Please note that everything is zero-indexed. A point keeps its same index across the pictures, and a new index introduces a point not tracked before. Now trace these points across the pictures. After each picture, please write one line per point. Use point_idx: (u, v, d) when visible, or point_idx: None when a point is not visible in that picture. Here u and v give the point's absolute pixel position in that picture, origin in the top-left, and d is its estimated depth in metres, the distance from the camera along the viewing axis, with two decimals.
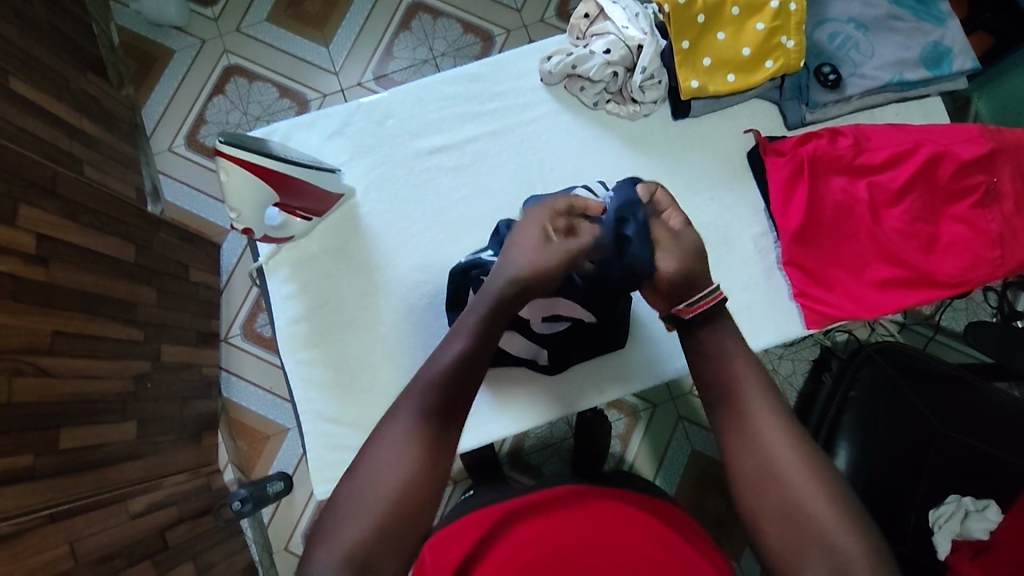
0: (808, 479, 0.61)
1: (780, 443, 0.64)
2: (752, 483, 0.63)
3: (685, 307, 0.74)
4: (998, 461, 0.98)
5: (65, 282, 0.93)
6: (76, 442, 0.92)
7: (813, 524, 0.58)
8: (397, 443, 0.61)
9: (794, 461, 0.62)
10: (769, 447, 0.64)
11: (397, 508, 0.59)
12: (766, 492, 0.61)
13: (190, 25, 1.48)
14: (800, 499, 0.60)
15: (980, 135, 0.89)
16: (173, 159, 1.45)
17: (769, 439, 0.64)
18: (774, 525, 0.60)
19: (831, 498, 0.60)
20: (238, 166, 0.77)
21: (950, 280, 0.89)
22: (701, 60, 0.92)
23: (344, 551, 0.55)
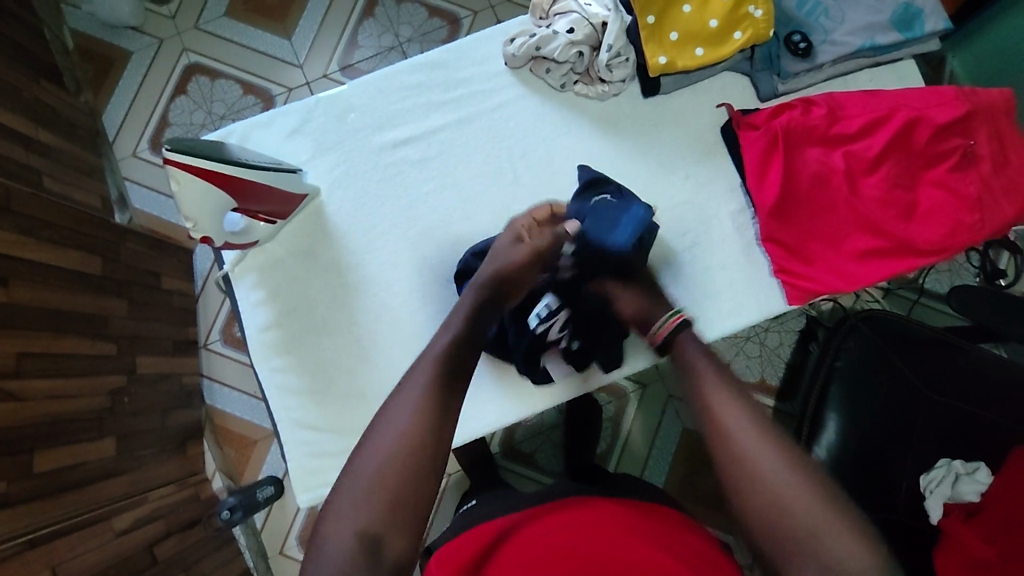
0: (766, 447, 0.62)
1: (734, 413, 0.65)
2: (759, 492, 0.60)
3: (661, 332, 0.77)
4: (982, 421, 0.98)
5: (28, 301, 0.90)
6: (51, 464, 0.90)
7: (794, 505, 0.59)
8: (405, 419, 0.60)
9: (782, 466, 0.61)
10: (731, 432, 0.64)
11: (403, 486, 0.57)
12: (726, 454, 0.63)
13: (146, 24, 1.43)
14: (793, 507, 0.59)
15: (956, 98, 0.87)
16: (138, 164, 1.41)
17: (717, 397, 0.66)
18: (776, 534, 0.59)
19: (787, 461, 0.61)
20: (188, 175, 0.74)
21: (930, 247, 0.87)
22: (668, 35, 0.89)
23: (358, 530, 0.55)
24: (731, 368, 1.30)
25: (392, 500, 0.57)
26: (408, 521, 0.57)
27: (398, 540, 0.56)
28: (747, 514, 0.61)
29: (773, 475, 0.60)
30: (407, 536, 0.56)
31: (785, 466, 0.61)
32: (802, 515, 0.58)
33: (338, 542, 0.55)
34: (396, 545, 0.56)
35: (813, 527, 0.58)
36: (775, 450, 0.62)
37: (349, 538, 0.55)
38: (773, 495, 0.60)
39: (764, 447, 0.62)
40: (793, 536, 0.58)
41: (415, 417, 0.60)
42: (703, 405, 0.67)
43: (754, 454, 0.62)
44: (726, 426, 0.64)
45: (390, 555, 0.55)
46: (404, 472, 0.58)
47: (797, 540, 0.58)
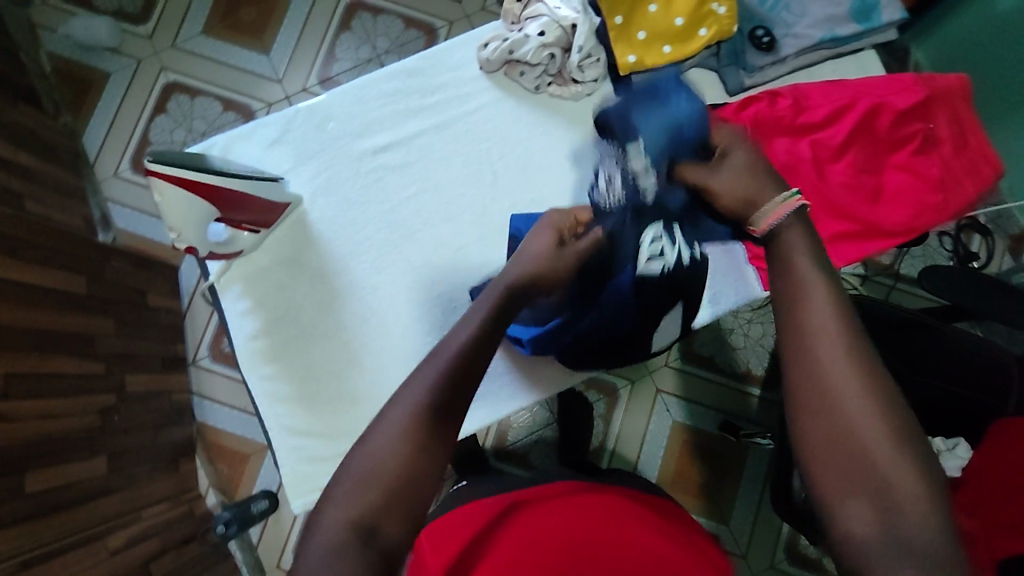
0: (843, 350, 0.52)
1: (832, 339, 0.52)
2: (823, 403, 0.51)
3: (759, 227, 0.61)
4: (957, 398, 1.01)
5: (15, 322, 0.89)
6: (42, 484, 0.89)
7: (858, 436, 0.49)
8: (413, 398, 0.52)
9: (865, 399, 0.50)
10: (815, 344, 0.53)
11: (405, 471, 0.50)
12: (800, 371, 0.53)
13: (123, 45, 1.44)
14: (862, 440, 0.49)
15: (913, 84, 0.91)
16: (120, 185, 1.42)
17: (822, 317, 0.54)
18: (816, 446, 0.51)
19: (877, 401, 0.50)
20: (172, 186, 0.75)
21: (899, 229, 0.90)
22: (636, 34, 0.92)
23: (350, 519, 0.48)
24: (715, 360, 1.34)
25: (389, 486, 0.50)
26: (404, 506, 0.50)
27: (393, 526, 0.49)
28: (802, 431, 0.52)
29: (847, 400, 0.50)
30: (403, 522, 0.49)
31: (866, 398, 0.50)
32: (871, 455, 0.48)
33: (326, 527, 0.48)
34: (393, 531, 0.49)
35: (890, 479, 0.47)
36: (865, 382, 0.51)
37: (340, 526, 0.48)
38: (844, 425, 0.50)
39: (848, 373, 0.51)
40: (855, 473, 0.48)
41: (429, 398, 0.53)
42: (800, 325, 0.54)
43: (839, 376, 0.51)
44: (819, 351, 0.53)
45: (386, 540, 0.48)
46: (406, 455, 0.51)
47: (853, 465, 0.49)
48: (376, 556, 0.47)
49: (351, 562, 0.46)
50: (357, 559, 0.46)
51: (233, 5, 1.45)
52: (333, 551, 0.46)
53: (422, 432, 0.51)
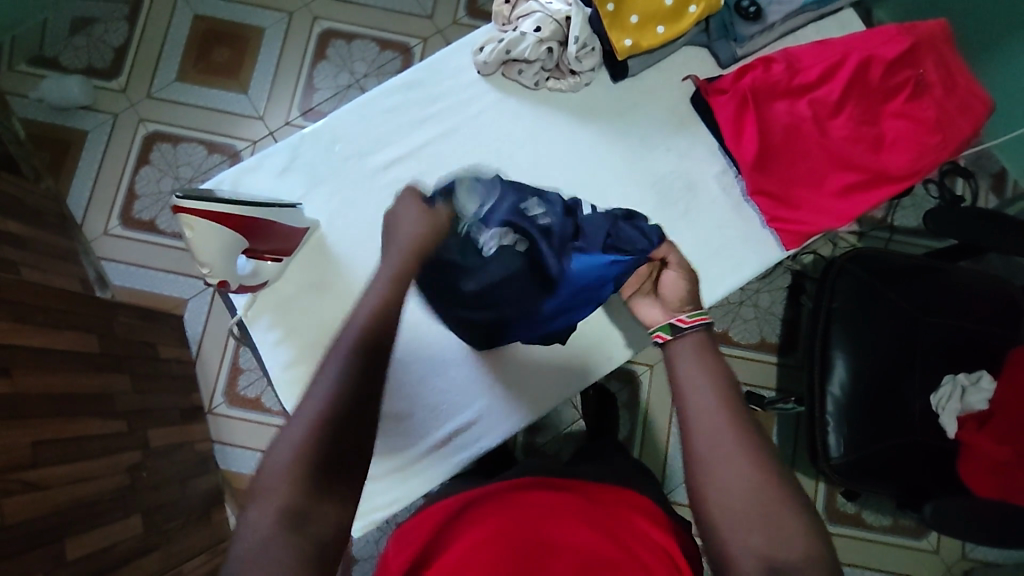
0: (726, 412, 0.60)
1: (715, 413, 0.60)
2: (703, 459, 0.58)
3: (685, 317, 0.69)
4: (973, 333, 1.04)
5: (34, 386, 0.87)
6: (83, 550, 0.87)
7: (737, 483, 0.56)
8: (335, 369, 0.55)
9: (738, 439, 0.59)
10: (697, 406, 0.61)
11: (329, 452, 0.52)
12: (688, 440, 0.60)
13: (97, 102, 1.42)
14: (739, 487, 0.56)
15: (899, 34, 0.94)
16: (113, 242, 1.40)
17: (703, 392, 0.62)
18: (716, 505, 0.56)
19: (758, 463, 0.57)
20: (204, 220, 0.74)
21: (903, 173, 0.94)
22: (629, 18, 0.93)
23: (277, 512, 0.50)
24: (730, 334, 1.34)
25: (313, 474, 0.51)
26: (331, 497, 0.52)
27: (322, 518, 0.51)
28: (700, 485, 0.58)
29: (728, 472, 0.57)
30: (336, 512, 0.52)
31: (748, 460, 0.57)
32: (757, 511, 0.55)
33: (258, 522, 0.49)
34: (322, 523, 0.51)
35: (777, 533, 0.54)
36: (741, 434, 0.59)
37: (269, 522, 0.49)
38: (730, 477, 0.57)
39: (726, 425, 0.59)
40: (750, 531, 0.54)
41: (336, 403, 0.53)
42: (685, 399, 0.62)
43: (717, 430, 0.59)
44: (703, 424, 0.60)
45: (317, 531, 0.50)
46: (316, 462, 0.52)
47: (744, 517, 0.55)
48: (308, 546, 0.49)
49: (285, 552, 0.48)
50: (288, 551, 0.48)
51: (205, 49, 1.45)
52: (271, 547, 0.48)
53: (339, 433, 0.53)
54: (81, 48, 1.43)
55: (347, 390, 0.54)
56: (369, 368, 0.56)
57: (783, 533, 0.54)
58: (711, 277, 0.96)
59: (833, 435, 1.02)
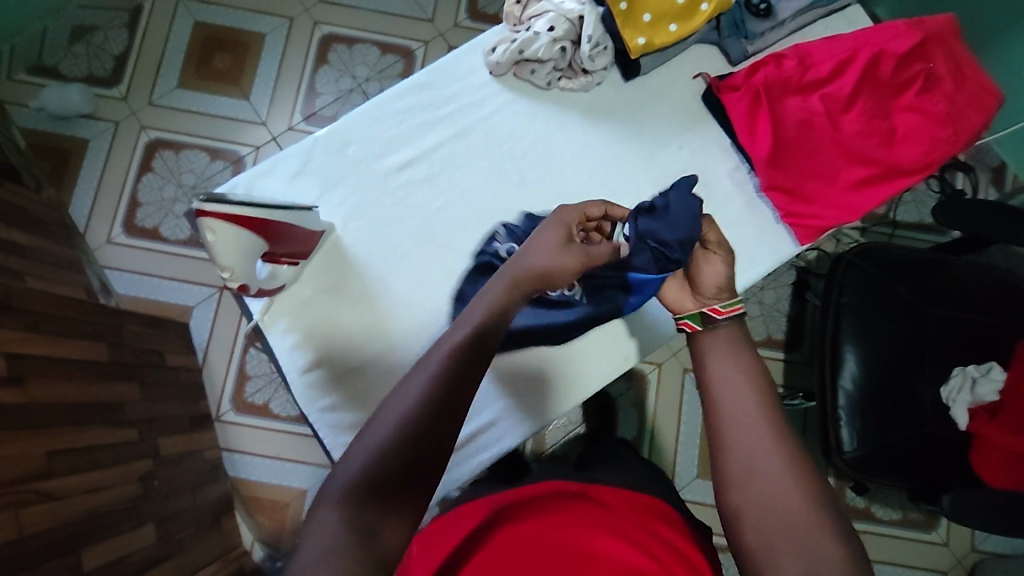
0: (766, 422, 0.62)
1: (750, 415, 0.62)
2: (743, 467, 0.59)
3: (719, 308, 0.71)
4: (982, 324, 1.05)
5: (46, 396, 0.86)
6: (99, 560, 0.86)
7: (774, 493, 0.57)
8: (419, 388, 0.56)
9: (776, 448, 0.60)
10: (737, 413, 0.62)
11: (407, 467, 0.53)
12: (718, 440, 0.62)
13: (98, 109, 1.42)
14: (778, 497, 0.57)
15: (908, 28, 0.94)
16: (116, 250, 1.39)
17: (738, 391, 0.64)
18: (751, 513, 0.57)
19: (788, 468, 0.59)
20: (226, 225, 0.73)
21: (915, 166, 0.95)
22: (641, 16, 0.93)
23: (346, 516, 0.50)
24: None
25: (384, 485, 0.52)
26: (395, 508, 0.52)
27: (391, 530, 0.51)
28: (735, 492, 0.59)
29: (768, 480, 0.58)
30: (399, 525, 0.52)
31: (780, 464, 0.59)
32: (789, 514, 0.56)
33: (326, 521, 0.50)
34: (390, 534, 0.51)
35: (808, 541, 0.54)
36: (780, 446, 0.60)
37: (338, 524, 0.49)
38: (770, 487, 0.58)
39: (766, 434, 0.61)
40: (780, 538, 0.55)
41: (418, 419, 0.54)
42: (718, 399, 0.64)
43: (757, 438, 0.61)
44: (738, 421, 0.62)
45: (385, 541, 0.50)
46: (388, 475, 0.52)
47: (779, 525, 0.56)
48: (375, 552, 0.49)
49: (347, 552, 0.48)
50: (354, 551, 0.48)
51: (206, 55, 1.45)
52: (335, 545, 0.48)
53: (416, 450, 0.53)
54: (81, 57, 1.43)
55: (424, 416, 0.54)
56: (452, 388, 0.57)
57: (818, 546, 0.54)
58: None
59: (847, 430, 1.02)
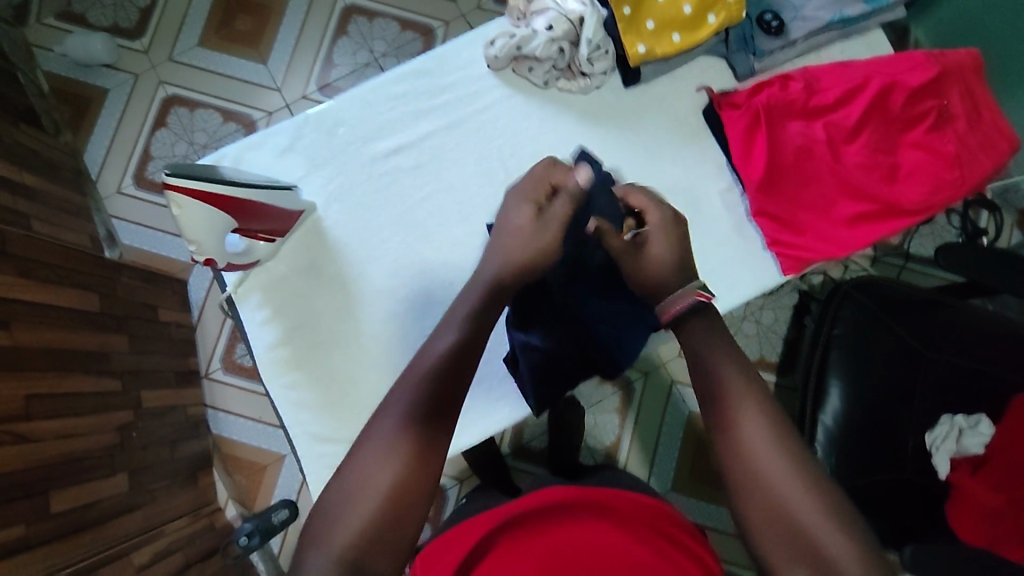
0: (768, 429, 0.60)
1: (751, 414, 0.61)
2: (750, 478, 0.58)
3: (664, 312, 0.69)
4: (976, 373, 1.01)
5: (30, 341, 0.88)
6: (67, 504, 0.89)
7: (786, 501, 0.56)
8: (392, 428, 0.59)
9: (779, 452, 0.59)
10: (740, 422, 0.61)
11: (392, 512, 0.55)
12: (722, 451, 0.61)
13: (120, 60, 1.43)
14: (790, 504, 0.56)
15: (925, 60, 0.90)
16: (124, 201, 1.41)
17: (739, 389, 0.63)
18: (761, 525, 0.57)
19: (796, 468, 0.58)
20: (190, 199, 0.75)
21: (916, 207, 0.91)
22: (644, 23, 0.92)
23: (337, 554, 0.52)
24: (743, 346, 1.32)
25: (374, 528, 0.54)
26: (387, 545, 0.55)
27: (381, 561, 0.54)
28: (741, 504, 0.58)
29: (784, 490, 0.57)
30: (388, 556, 0.55)
31: (791, 471, 0.58)
32: (801, 526, 0.55)
33: (316, 563, 0.52)
34: (381, 565, 0.54)
35: (822, 542, 0.54)
36: (785, 448, 0.59)
37: (328, 563, 0.52)
38: (780, 497, 0.57)
39: (769, 441, 0.59)
40: (791, 540, 0.55)
41: (395, 459, 0.57)
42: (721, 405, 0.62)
43: (761, 443, 0.59)
44: (739, 424, 0.61)
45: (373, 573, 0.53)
46: (381, 516, 0.55)
47: (791, 533, 0.55)
48: None
49: None
50: None
51: (228, 16, 1.45)
52: None
53: (393, 492, 0.56)
54: (107, 7, 1.44)
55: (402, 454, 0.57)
56: (423, 428, 0.59)
57: (835, 555, 0.53)
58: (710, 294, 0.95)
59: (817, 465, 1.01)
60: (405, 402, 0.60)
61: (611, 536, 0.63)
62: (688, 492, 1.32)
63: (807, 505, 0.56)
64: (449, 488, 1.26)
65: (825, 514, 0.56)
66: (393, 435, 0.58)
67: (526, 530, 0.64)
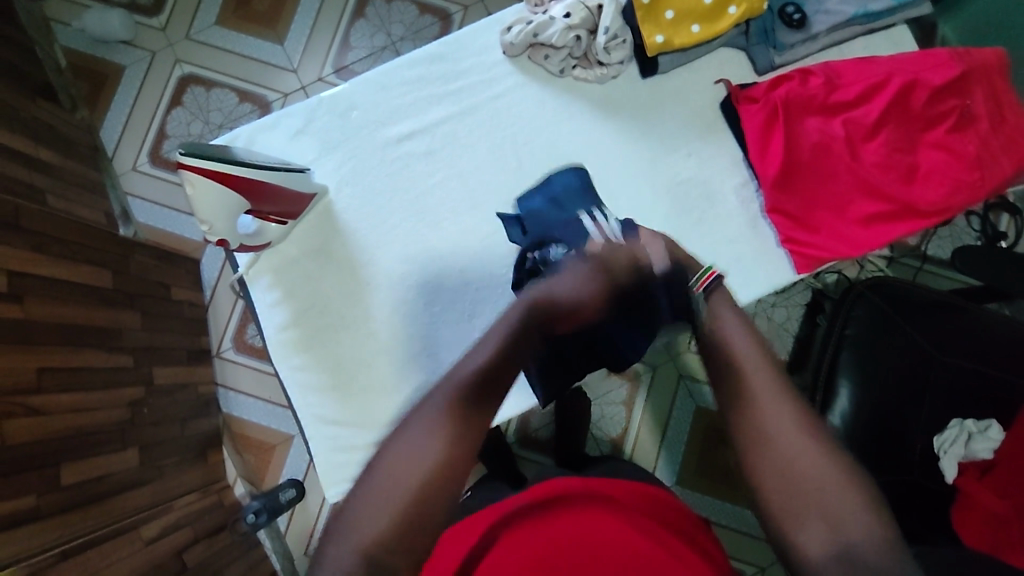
0: (780, 402, 0.67)
1: (764, 388, 0.68)
2: (766, 446, 0.64)
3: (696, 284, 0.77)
4: (988, 378, 1.00)
5: (44, 316, 0.90)
6: (78, 476, 0.90)
7: (802, 464, 0.62)
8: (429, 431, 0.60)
9: (794, 422, 0.65)
10: (756, 398, 0.67)
11: (414, 516, 0.56)
12: (740, 427, 0.67)
13: (137, 38, 1.43)
14: (807, 467, 0.62)
15: (950, 59, 0.89)
16: (139, 178, 1.42)
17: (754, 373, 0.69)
18: (779, 488, 0.62)
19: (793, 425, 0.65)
20: (204, 180, 0.75)
21: (934, 208, 0.89)
22: (663, 14, 0.90)
23: (359, 549, 0.54)
24: None
25: (397, 529, 0.56)
26: (411, 549, 0.56)
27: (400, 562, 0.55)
28: (760, 471, 0.64)
29: (799, 454, 0.63)
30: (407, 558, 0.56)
31: (806, 439, 0.64)
32: (817, 485, 0.61)
33: (337, 558, 0.54)
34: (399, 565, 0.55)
35: (837, 498, 0.60)
36: (798, 418, 0.65)
37: (350, 557, 0.54)
38: (796, 462, 0.62)
39: (783, 412, 0.66)
40: (792, 488, 0.61)
41: (427, 463, 0.59)
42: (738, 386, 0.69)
43: (774, 417, 0.65)
44: (751, 386, 0.68)
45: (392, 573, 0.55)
46: (403, 521, 0.56)
47: (809, 493, 0.61)
48: None
49: None
50: None
51: None
52: None
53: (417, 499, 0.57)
54: None
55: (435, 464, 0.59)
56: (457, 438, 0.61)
57: (848, 509, 0.59)
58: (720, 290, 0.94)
59: None
60: (442, 405, 0.62)
61: (613, 526, 0.63)
62: (693, 486, 1.32)
63: (821, 466, 0.62)
64: None
65: (838, 474, 0.61)
66: (431, 441, 0.60)
67: (528, 518, 0.65)
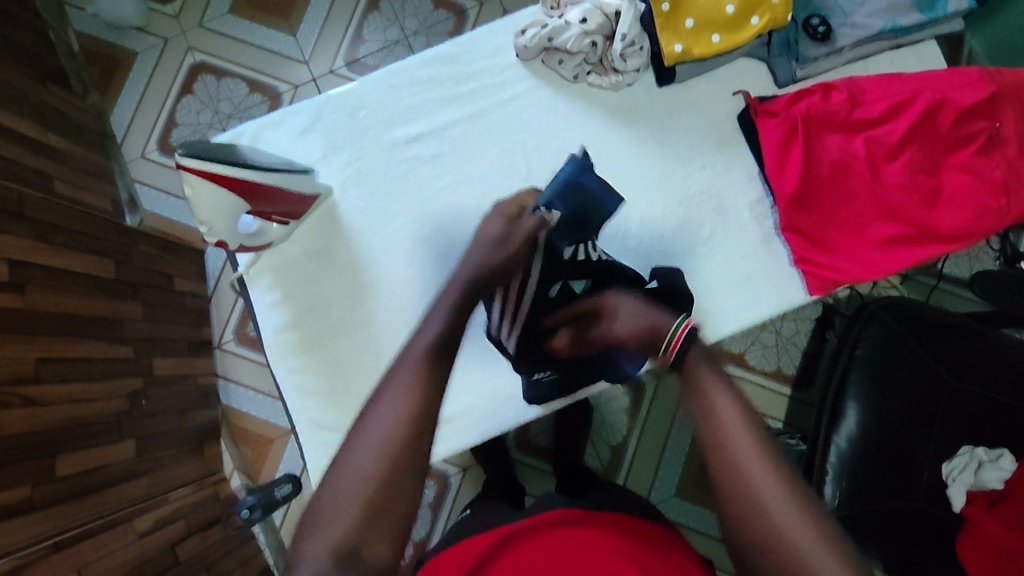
0: (763, 457, 0.57)
1: (748, 444, 0.57)
2: (750, 511, 0.55)
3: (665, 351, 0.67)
4: (1001, 406, 0.97)
5: (44, 305, 0.89)
6: (72, 468, 0.90)
7: (788, 534, 0.53)
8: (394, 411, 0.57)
9: (778, 483, 0.55)
10: (736, 452, 0.57)
11: (385, 497, 0.54)
12: (722, 483, 0.57)
13: (150, 24, 1.42)
14: (795, 537, 0.53)
15: (980, 78, 0.86)
16: (147, 166, 1.41)
17: (732, 422, 0.59)
18: (765, 559, 0.53)
19: (791, 487, 0.55)
20: (202, 180, 0.74)
21: (955, 233, 0.87)
22: (684, 21, 0.88)
23: (333, 545, 0.52)
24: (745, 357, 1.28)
25: (370, 510, 0.53)
26: (389, 533, 0.54)
27: (381, 548, 0.53)
28: (743, 539, 0.54)
29: (788, 521, 0.53)
30: (388, 544, 0.53)
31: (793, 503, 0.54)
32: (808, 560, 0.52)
33: (312, 556, 0.51)
34: (379, 552, 0.53)
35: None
36: (785, 476, 0.56)
37: (323, 554, 0.51)
38: (782, 530, 0.53)
39: (763, 467, 0.56)
40: (778, 559, 0.53)
41: (393, 439, 0.56)
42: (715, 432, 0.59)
43: (756, 473, 0.56)
44: (727, 440, 0.58)
45: (369, 563, 0.52)
46: (374, 503, 0.54)
47: (795, 566, 0.52)
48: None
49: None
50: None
51: None
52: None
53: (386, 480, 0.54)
54: None
55: (399, 440, 0.56)
56: (424, 411, 0.58)
57: None
58: (730, 307, 0.92)
59: (830, 486, 0.98)
60: (410, 379, 0.59)
61: (607, 551, 0.62)
62: (693, 500, 1.30)
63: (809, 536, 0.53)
64: (451, 474, 1.24)
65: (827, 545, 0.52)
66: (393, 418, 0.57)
67: (527, 544, 0.65)
